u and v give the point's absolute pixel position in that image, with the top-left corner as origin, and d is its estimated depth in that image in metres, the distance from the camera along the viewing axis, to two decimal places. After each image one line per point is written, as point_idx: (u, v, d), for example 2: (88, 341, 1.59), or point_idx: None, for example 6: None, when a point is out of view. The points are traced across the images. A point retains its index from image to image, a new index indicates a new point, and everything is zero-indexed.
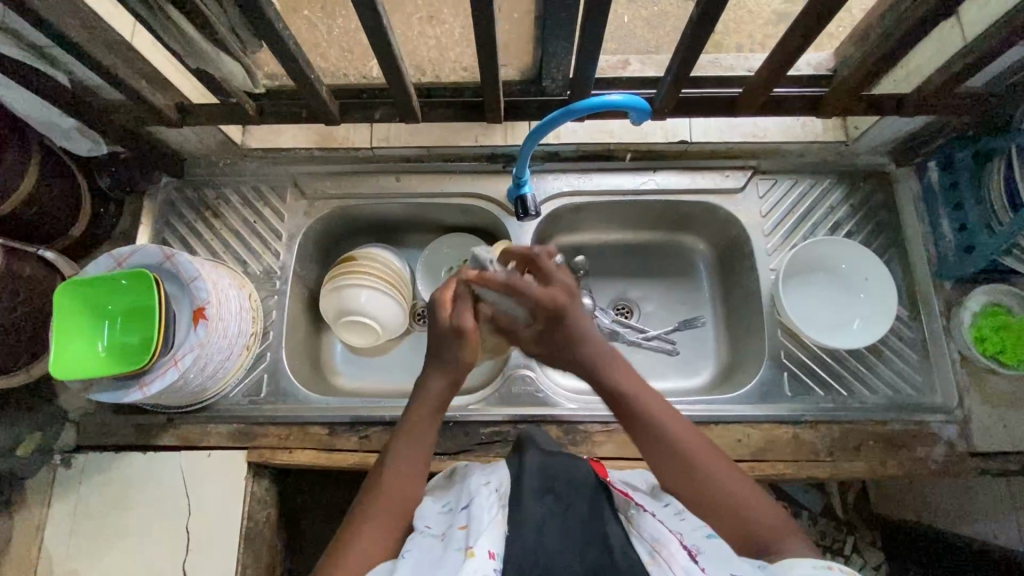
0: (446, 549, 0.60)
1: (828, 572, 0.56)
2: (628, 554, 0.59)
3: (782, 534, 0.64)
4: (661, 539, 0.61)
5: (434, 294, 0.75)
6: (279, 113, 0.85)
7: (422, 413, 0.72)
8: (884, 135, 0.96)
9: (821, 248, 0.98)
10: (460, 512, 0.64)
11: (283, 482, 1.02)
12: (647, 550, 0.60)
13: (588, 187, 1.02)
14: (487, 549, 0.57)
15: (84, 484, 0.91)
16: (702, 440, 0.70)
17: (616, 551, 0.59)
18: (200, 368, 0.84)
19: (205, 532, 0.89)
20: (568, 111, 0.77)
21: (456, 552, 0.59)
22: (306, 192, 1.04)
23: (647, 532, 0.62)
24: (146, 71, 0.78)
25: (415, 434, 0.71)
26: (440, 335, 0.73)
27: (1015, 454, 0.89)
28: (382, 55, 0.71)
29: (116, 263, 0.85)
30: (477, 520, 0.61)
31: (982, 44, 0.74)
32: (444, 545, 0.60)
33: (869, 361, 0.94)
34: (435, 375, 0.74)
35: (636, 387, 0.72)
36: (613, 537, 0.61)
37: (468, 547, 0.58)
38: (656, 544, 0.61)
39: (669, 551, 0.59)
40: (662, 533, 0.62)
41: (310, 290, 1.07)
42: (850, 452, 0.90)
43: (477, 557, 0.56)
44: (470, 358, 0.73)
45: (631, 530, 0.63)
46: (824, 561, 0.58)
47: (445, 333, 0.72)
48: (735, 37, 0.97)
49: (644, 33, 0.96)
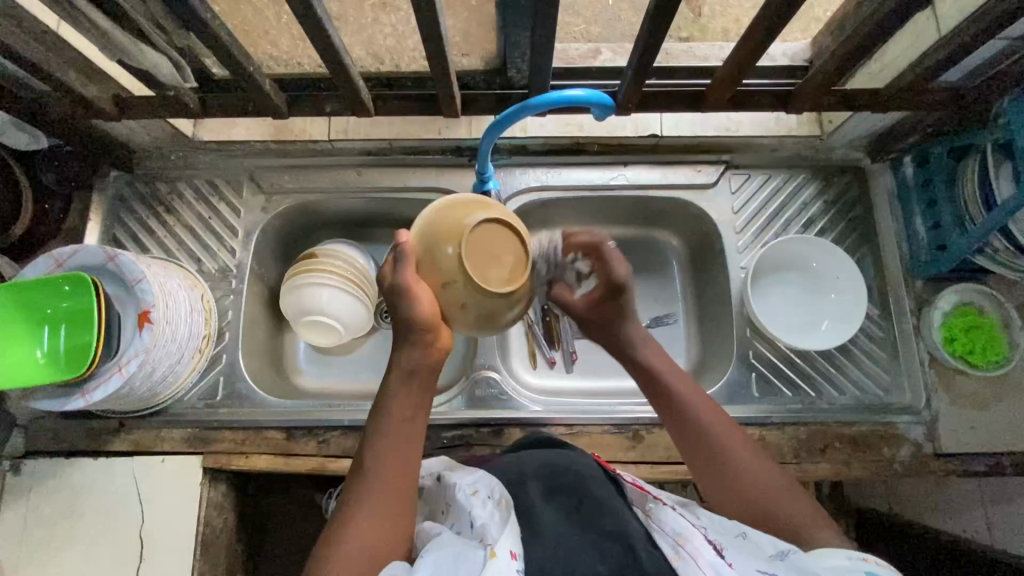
0: (466, 548, 0.58)
1: (863, 564, 0.56)
2: (652, 556, 0.58)
3: (811, 520, 0.64)
4: (682, 532, 0.59)
5: (378, 275, 0.67)
6: (223, 104, 0.80)
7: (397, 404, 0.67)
8: (859, 129, 0.93)
9: (792, 246, 0.96)
10: (468, 524, 0.64)
11: (243, 485, 1.00)
12: (669, 546, 0.59)
13: (556, 182, 0.99)
14: (509, 549, 0.56)
15: (32, 491, 0.88)
16: (733, 424, 0.70)
17: (640, 551, 0.58)
18: (147, 374, 0.81)
19: (158, 540, 0.86)
20: (523, 107, 0.74)
21: (475, 553, 0.57)
22: (264, 186, 1.00)
23: (667, 525, 0.61)
24: (76, 61, 0.74)
25: (394, 432, 0.66)
26: (393, 304, 0.65)
27: (981, 456, 0.89)
28: (324, 46, 0.67)
29: (55, 264, 0.81)
30: (491, 530, 0.61)
31: (956, 37, 0.70)
32: (461, 545, 0.59)
33: (838, 361, 0.93)
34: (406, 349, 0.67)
35: (671, 371, 0.73)
36: (634, 535, 0.60)
37: (488, 547, 0.57)
38: (678, 539, 0.59)
39: (694, 546, 0.57)
40: (683, 526, 0.60)
41: (270, 288, 1.04)
42: (816, 454, 0.88)
43: (498, 557, 0.55)
44: (427, 314, 0.63)
45: (652, 526, 0.63)
46: (859, 552, 0.58)
47: (393, 301, 0.65)
48: (721, 22, 1.01)
49: (627, 19, 1.01)
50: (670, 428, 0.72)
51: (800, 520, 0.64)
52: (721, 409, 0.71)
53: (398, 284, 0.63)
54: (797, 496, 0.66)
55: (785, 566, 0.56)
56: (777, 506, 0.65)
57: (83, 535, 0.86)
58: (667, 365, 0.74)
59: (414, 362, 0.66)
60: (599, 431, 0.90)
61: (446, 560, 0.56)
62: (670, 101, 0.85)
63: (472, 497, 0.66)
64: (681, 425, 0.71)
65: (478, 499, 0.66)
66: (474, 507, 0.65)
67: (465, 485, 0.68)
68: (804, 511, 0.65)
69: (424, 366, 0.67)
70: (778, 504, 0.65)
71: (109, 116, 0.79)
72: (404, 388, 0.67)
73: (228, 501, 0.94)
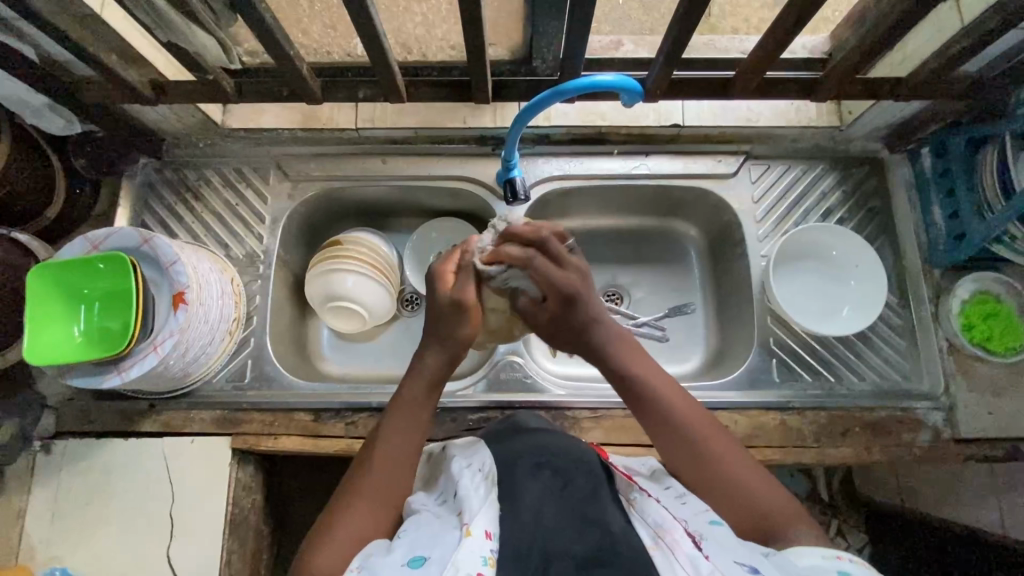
0: (444, 525, 0.59)
1: (837, 562, 0.57)
2: (630, 539, 0.58)
3: (791, 520, 0.64)
4: (663, 524, 0.59)
5: (434, 268, 0.76)
6: (259, 90, 0.82)
7: (409, 407, 0.70)
8: (878, 121, 0.95)
9: (812, 234, 0.98)
10: (453, 494, 0.64)
11: (268, 467, 1.00)
12: (650, 536, 0.59)
13: (579, 171, 1.01)
14: (484, 528, 0.57)
15: (64, 470, 0.89)
16: (713, 428, 0.70)
17: (617, 534, 0.58)
18: (181, 354, 0.83)
19: (189, 519, 0.87)
20: (558, 91, 0.75)
21: (451, 536, 0.58)
22: (290, 174, 1.01)
23: (649, 516, 0.61)
24: (117, 45, 0.75)
25: (401, 426, 0.70)
26: (438, 307, 0.73)
27: (1000, 442, 0.90)
28: (363, 30, 0.69)
29: (91, 247, 0.82)
30: (469, 503, 0.60)
31: (981, 26, 0.72)
32: (440, 526, 0.59)
33: (858, 348, 0.94)
34: (432, 351, 0.73)
35: (650, 375, 0.73)
36: (614, 523, 0.60)
37: (465, 526, 0.57)
38: (659, 530, 0.59)
39: (673, 538, 0.57)
40: (665, 518, 0.60)
41: (295, 275, 1.05)
42: (836, 438, 0.89)
43: (474, 536, 0.56)
44: (469, 332, 0.74)
45: (633, 513, 0.63)
46: (834, 552, 0.59)
47: (444, 306, 0.73)
48: (730, 20, 1.03)
49: (638, 16, 1.03)
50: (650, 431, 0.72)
51: (784, 523, 0.63)
52: (702, 410, 0.71)
53: (453, 293, 0.73)
54: (791, 504, 0.65)
55: (768, 564, 0.55)
56: (769, 511, 0.65)
57: (114, 514, 0.87)
58: (642, 371, 0.73)
59: (433, 368, 0.72)
60: (619, 417, 0.91)
61: (421, 544, 0.57)
62: (697, 89, 0.87)
63: (464, 469, 0.66)
64: (660, 429, 0.70)
65: (465, 470, 0.66)
66: (463, 479, 0.64)
67: (458, 459, 0.69)
68: (796, 517, 0.64)
69: (438, 375, 0.73)
70: (761, 504, 0.65)
71: (147, 101, 0.81)
72: (419, 391, 0.72)
73: (255, 483, 0.95)
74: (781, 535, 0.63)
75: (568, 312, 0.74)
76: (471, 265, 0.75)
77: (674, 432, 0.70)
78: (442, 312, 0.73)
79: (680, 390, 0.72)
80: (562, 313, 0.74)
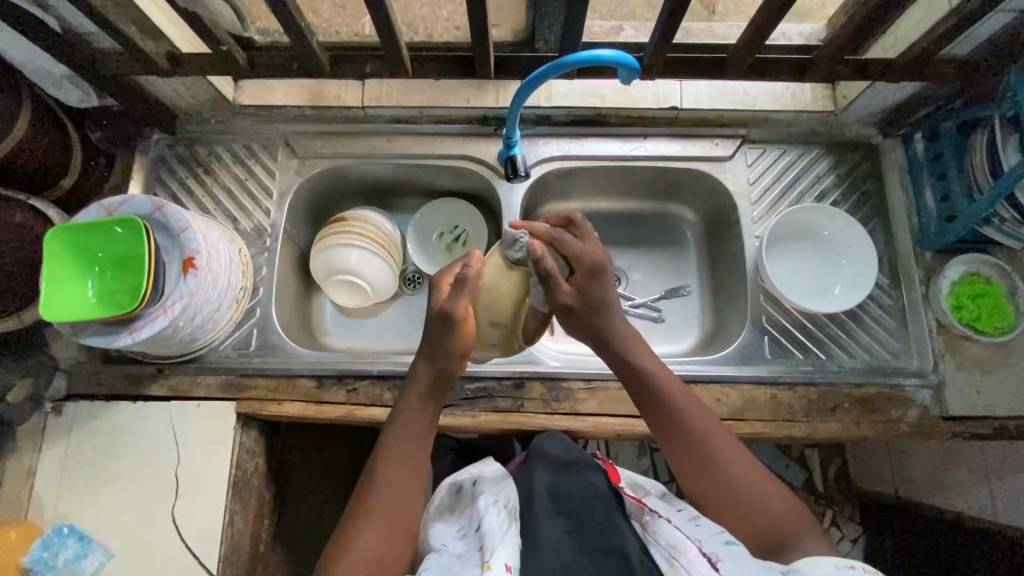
0: (465, 564, 0.64)
1: (851, 572, 0.56)
2: (646, 562, 0.64)
3: (795, 529, 0.68)
4: (677, 546, 0.64)
5: (436, 275, 0.79)
6: (270, 64, 0.86)
7: (410, 419, 0.74)
8: (873, 105, 0.97)
9: (803, 214, 1.00)
10: (475, 528, 0.70)
11: (274, 436, 1.03)
12: (665, 559, 0.64)
13: (578, 152, 1.03)
14: (503, 563, 0.62)
15: (74, 431, 0.92)
16: (722, 432, 0.74)
17: (633, 559, 0.64)
18: (190, 317, 0.85)
19: (195, 479, 0.90)
20: (557, 65, 0.78)
21: (470, 572, 0.62)
22: (297, 151, 1.04)
23: (663, 539, 0.66)
24: (137, 17, 0.79)
25: (403, 440, 0.73)
26: (432, 321, 0.75)
27: (987, 420, 0.92)
28: (373, 4, 0.72)
29: (105, 213, 0.86)
30: (491, 538, 0.66)
31: (966, 6, 0.74)
32: (462, 562, 0.65)
33: (848, 326, 0.96)
34: (424, 359, 0.76)
35: (662, 376, 0.76)
36: (628, 546, 0.66)
37: (484, 562, 0.62)
38: (673, 552, 0.64)
39: (687, 559, 0.62)
40: (677, 540, 0.65)
41: (300, 250, 1.08)
42: (826, 413, 0.91)
43: (494, 570, 0.60)
44: (457, 346, 0.74)
45: (648, 539, 0.68)
46: (847, 561, 0.59)
47: (435, 320, 0.74)
48: (734, 16, 1.07)
49: (641, 11, 1.07)
50: (659, 430, 0.75)
51: (791, 532, 0.68)
52: (710, 412, 0.75)
53: (442, 307, 0.74)
54: (788, 507, 0.69)
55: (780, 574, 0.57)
56: (764, 508, 0.69)
57: (122, 474, 0.90)
58: (656, 371, 0.76)
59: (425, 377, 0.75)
60: (609, 389, 0.93)
61: None
62: (694, 67, 0.89)
63: (487, 506, 0.71)
64: (672, 428, 0.74)
65: (490, 507, 0.72)
66: (486, 515, 0.70)
67: (485, 495, 0.74)
68: (789, 515, 0.69)
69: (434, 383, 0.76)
70: (768, 513, 0.69)
71: (163, 72, 0.84)
72: (418, 404, 0.75)
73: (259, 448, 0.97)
74: (788, 543, 0.67)
75: (592, 287, 0.77)
76: (467, 278, 0.74)
77: (684, 432, 0.73)
78: (434, 325, 0.75)
79: (690, 393, 0.76)
80: (587, 287, 0.77)
